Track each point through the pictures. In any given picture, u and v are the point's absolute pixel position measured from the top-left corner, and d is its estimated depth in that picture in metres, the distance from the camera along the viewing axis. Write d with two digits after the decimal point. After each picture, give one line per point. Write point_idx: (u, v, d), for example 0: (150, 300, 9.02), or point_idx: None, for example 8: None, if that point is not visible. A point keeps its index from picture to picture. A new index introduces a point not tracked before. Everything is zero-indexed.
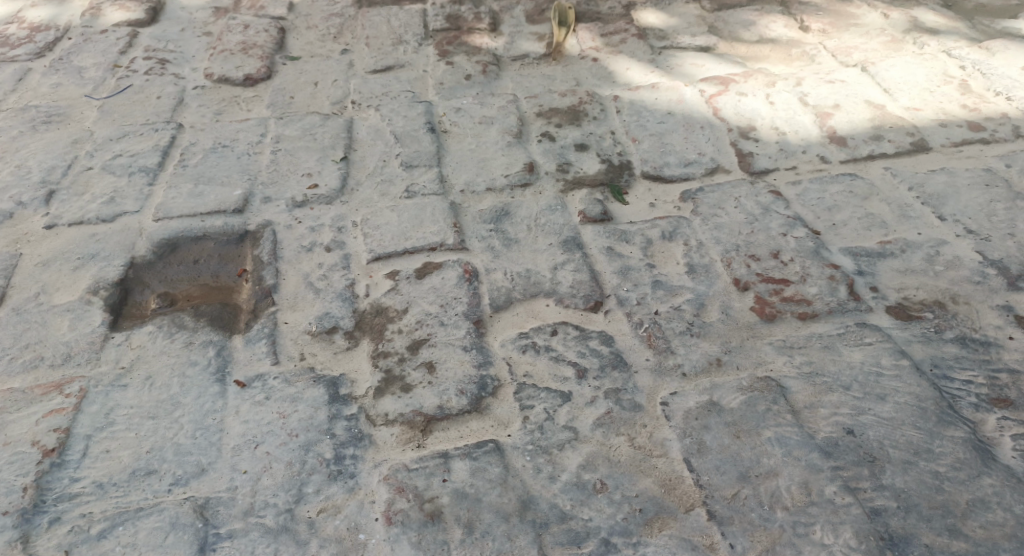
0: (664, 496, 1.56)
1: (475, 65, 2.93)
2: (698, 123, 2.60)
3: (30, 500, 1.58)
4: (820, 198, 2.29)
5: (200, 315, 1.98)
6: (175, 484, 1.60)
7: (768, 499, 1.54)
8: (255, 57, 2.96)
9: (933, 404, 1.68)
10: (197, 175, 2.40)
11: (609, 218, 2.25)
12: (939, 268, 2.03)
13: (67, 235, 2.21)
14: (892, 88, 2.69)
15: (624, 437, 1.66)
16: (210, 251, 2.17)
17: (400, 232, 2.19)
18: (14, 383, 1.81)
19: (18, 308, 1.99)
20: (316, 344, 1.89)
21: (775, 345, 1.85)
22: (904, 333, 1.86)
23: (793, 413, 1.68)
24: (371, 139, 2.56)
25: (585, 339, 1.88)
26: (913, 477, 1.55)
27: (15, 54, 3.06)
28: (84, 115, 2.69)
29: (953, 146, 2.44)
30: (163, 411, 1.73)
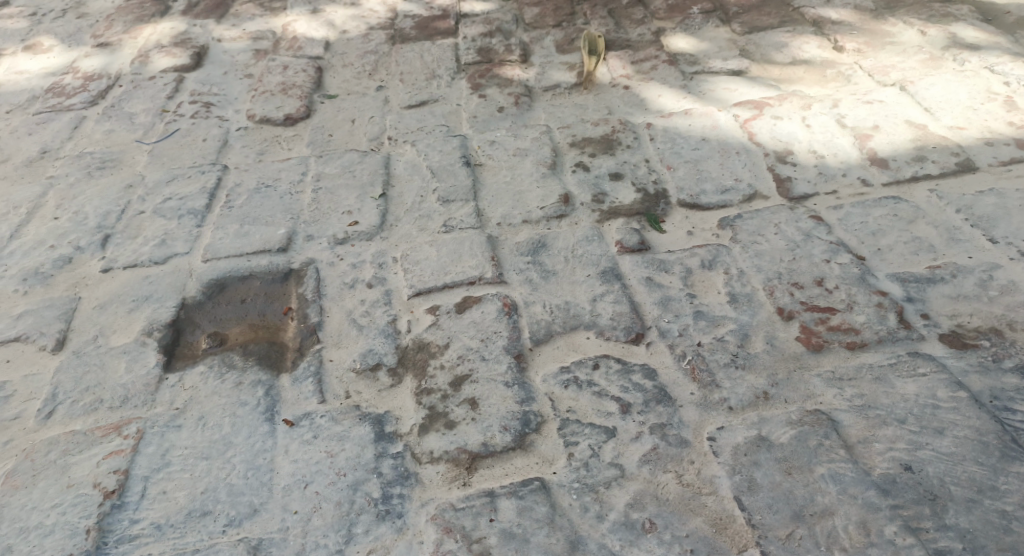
0: (716, 536, 1.52)
1: (507, 97, 2.95)
2: (734, 149, 2.58)
3: (92, 542, 1.60)
4: (864, 222, 2.25)
5: (247, 355, 2.00)
6: (229, 525, 1.61)
7: (825, 539, 1.49)
8: (294, 97, 3.02)
9: (995, 438, 1.63)
10: (243, 215, 2.44)
11: (647, 247, 2.24)
12: (994, 294, 1.97)
13: (122, 278, 2.25)
14: (933, 107, 2.64)
15: (673, 475, 1.63)
16: (256, 289, 2.19)
17: (439, 266, 2.20)
18: (76, 425, 1.84)
19: (77, 351, 2.03)
20: (360, 382, 1.89)
21: (824, 377, 1.81)
22: (959, 362, 1.81)
23: (847, 448, 1.64)
24: (408, 174, 2.59)
25: (628, 372, 1.86)
26: (978, 516, 1.49)
27: (70, 103, 3.15)
28: (135, 160, 2.76)
29: (1001, 166, 2.38)
30: (216, 451, 1.75)
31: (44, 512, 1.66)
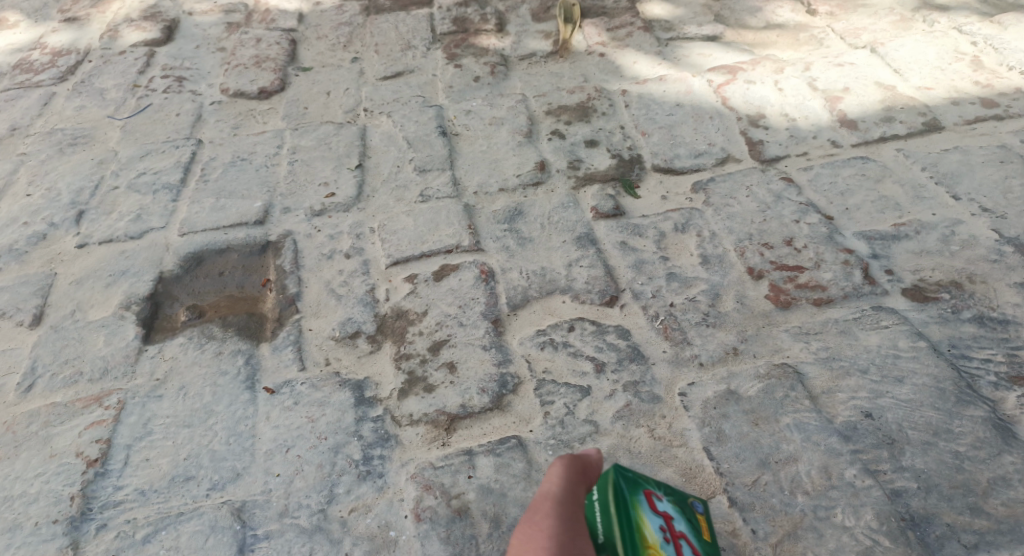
0: (685, 485, 1.59)
1: (483, 67, 2.96)
2: (707, 114, 2.62)
3: (77, 508, 1.64)
4: (833, 183, 2.30)
5: (227, 326, 2.03)
6: (212, 489, 1.65)
7: (789, 484, 1.56)
8: (268, 70, 3.01)
9: (952, 385, 1.70)
10: (219, 189, 2.46)
11: (621, 212, 2.28)
12: (955, 248, 2.04)
13: (98, 254, 2.27)
14: (902, 68, 2.69)
15: (644, 429, 1.69)
16: (234, 263, 2.22)
17: (417, 236, 2.23)
18: (57, 398, 1.88)
19: (56, 326, 2.06)
20: (340, 349, 1.93)
21: (791, 332, 1.87)
22: (921, 315, 1.88)
23: (812, 399, 1.70)
24: (384, 146, 2.61)
25: (602, 334, 1.91)
26: (933, 458, 1.57)
27: (39, 80, 3.14)
28: (108, 136, 2.76)
29: (966, 124, 2.43)
30: (198, 419, 1.79)
31: (29, 482, 1.70)
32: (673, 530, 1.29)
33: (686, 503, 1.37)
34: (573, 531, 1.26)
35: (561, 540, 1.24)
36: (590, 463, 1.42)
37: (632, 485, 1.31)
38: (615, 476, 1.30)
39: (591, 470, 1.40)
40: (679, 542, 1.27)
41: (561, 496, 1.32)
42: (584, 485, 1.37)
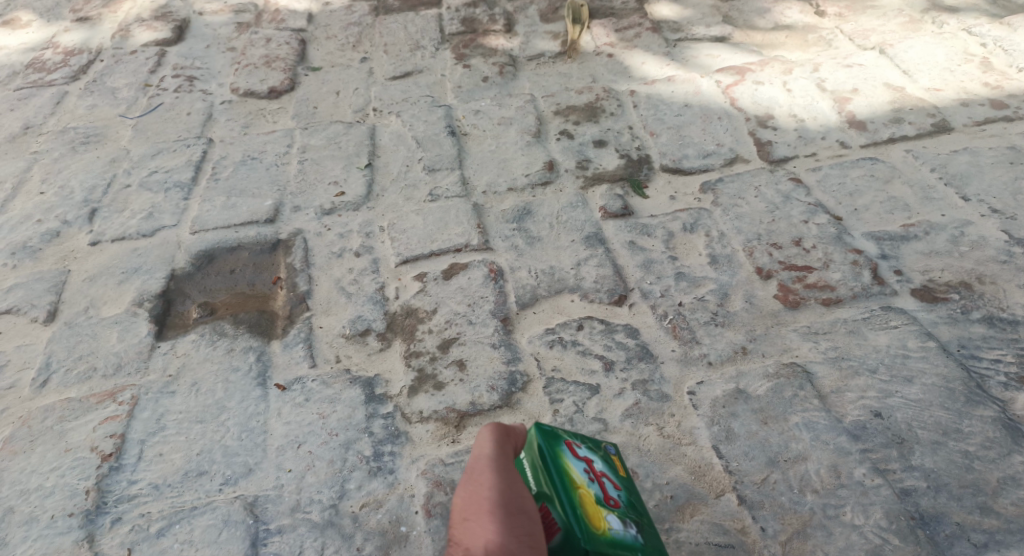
0: (694, 483, 1.59)
1: (492, 67, 2.97)
2: (716, 114, 2.63)
3: (92, 502, 1.65)
4: (842, 183, 2.30)
5: (238, 323, 2.04)
6: (225, 484, 1.66)
7: (798, 483, 1.56)
8: (278, 70, 3.03)
9: (961, 385, 1.70)
10: (230, 188, 2.47)
11: (630, 212, 2.29)
12: (965, 249, 2.04)
13: (111, 251, 2.29)
14: (911, 69, 2.69)
15: (653, 427, 1.69)
16: (245, 261, 2.23)
17: (426, 235, 2.24)
18: (71, 393, 1.89)
19: (70, 323, 2.07)
20: (350, 346, 1.94)
21: (800, 332, 1.87)
22: (930, 315, 1.88)
23: (820, 398, 1.71)
24: (393, 145, 2.62)
25: (611, 332, 1.92)
26: (942, 457, 1.57)
27: (51, 79, 3.16)
28: (120, 135, 2.78)
29: (976, 125, 2.43)
30: (210, 415, 1.80)
31: (44, 475, 1.71)
32: (596, 470, 1.39)
33: (602, 447, 1.47)
34: (513, 485, 1.30)
35: (504, 488, 1.28)
36: (514, 427, 1.45)
37: (554, 437, 1.40)
38: (536, 431, 1.38)
39: (516, 432, 1.44)
40: (602, 480, 1.37)
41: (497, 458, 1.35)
42: (511, 447, 1.41)
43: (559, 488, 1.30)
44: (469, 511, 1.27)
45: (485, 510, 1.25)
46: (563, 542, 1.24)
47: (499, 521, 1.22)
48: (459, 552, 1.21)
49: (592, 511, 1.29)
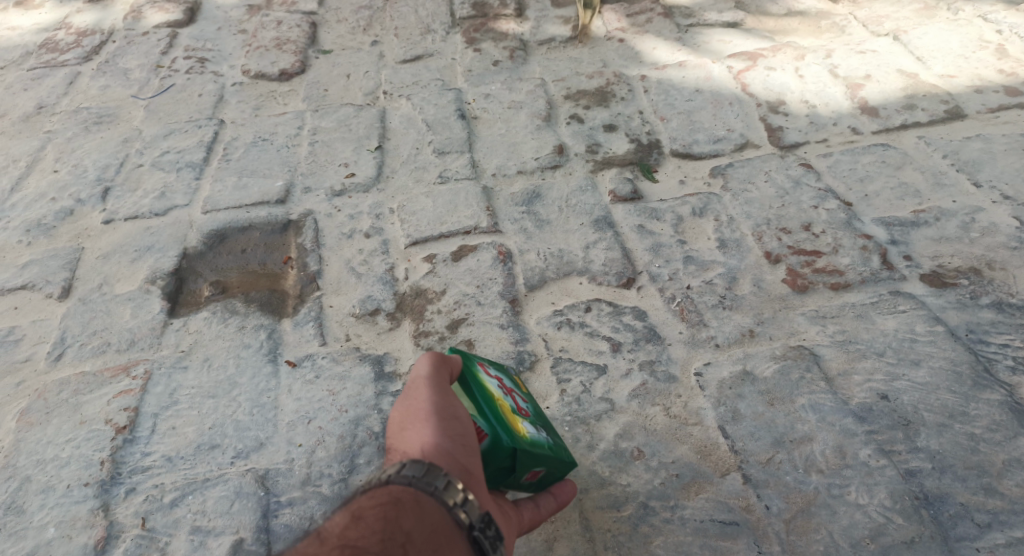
0: (700, 462, 1.59)
1: (502, 51, 2.97)
2: (727, 100, 2.62)
3: (107, 472, 1.67)
4: (852, 169, 2.30)
5: (249, 301, 2.06)
6: (237, 457, 1.68)
7: (803, 463, 1.57)
8: (289, 53, 3.04)
9: (969, 369, 1.70)
10: (241, 169, 2.49)
11: (639, 196, 2.29)
12: (975, 235, 2.03)
13: (124, 229, 2.31)
14: (924, 56, 2.67)
15: (660, 407, 1.70)
16: (256, 240, 2.25)
17: (436, 217, 2.26)
18: (85, 367, 1.92)
19: (84, 299, 2.10)
20: (360, 326, 1.96)
21: (808, 316, 1.87)
22: (939, 300, 1.88)
23: (827, 380, 1.71)
24: (403, 128, 2.63)
25: (619, 315, 1.93)
26: (948, 439, 1.57)
27: (64, 59, 3.18)
28: (132, 115, 2.80)
29: (989, 112, 2.42)
30: (222, 390, 1.83)
31: (59, 446, 1.74)
32: (504, 386, 1.44)
33: (503, 369, 1.53)
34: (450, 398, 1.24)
35: (441, 398, 1.22)
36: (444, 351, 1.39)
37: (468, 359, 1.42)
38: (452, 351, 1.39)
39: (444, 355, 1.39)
40: (512, 396, 1.43)
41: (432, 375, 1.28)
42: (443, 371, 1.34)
43: (481, 394, 1.32)
44: (405, 420, 1.18)
45: (422, 417, 1.18)
46: (491, 445, 1.26)
47: (439, 427, 1.15)
48: (396, 459, 1.13)
49: (511, 418, 1.34)
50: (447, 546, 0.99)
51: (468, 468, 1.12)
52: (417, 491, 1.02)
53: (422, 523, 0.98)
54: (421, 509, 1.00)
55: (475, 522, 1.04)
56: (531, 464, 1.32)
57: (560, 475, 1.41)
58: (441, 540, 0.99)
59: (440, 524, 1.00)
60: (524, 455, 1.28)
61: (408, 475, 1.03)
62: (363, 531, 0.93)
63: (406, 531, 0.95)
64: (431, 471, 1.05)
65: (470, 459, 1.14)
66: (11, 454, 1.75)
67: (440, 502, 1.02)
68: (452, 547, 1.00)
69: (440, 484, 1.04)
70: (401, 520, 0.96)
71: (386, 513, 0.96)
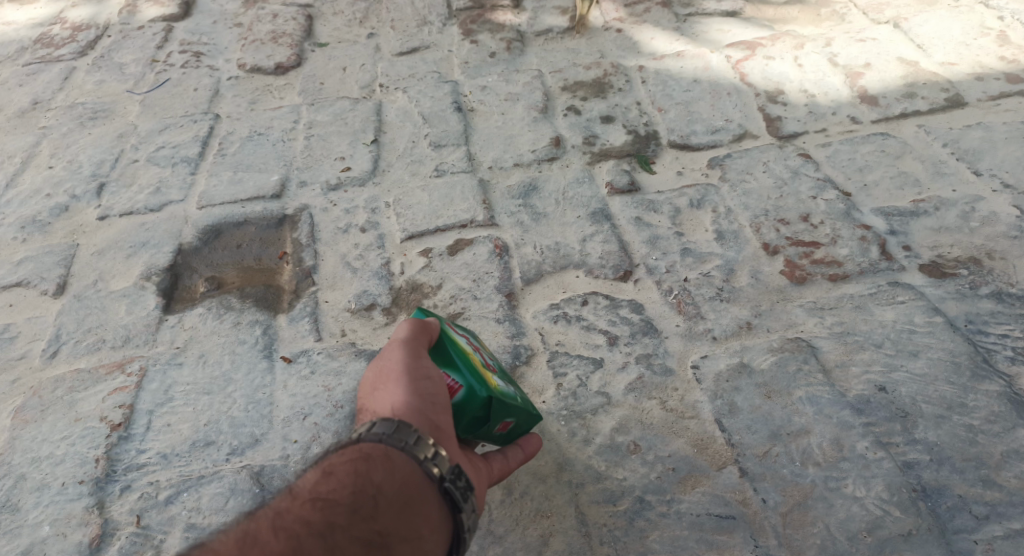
0: (696, 456, 1.59)
1: (499, 43, 2.95)
2: (725, 90, 2.60)
3: (101, 470, 1.67)
4: (851, 159, 2.28)
5: (245, 297, 2.06)
6: (232, 453, 1.68)
7: (800, 456, 1.56)
8: (285, 46, 3.03)
9: (968, 359, 1.69)
10: (236, 163, 2.48)
11: (636, 188, 2.28)
12: (975, 225, 2.02)
13: (119, 225, 2.30)
14: (925, 44, 2.65)
15: (656, 401, 1.69)
16: (252, 235, 2.24)
17: (432, 210, 2.25)
18: (80, 364, 1.92)
19: (79, 296, 2.09)
20: (356, 321, 1.95)
21: (806, 308, 1.86)
22: (938, 290, 1.86)
23: (825, 372, 1.70)
24: (399, 121, 2.61)
25: (616, 308, 1.92)
26: (946, 431, 1.57)
27: (60, 54, 3.17)
28: (128, 110, 2.79)
29: (990, 100, 2.40)
30: (217, 387, 1.82)
31: (54, 444, 1.74)
32: (472, 343, 1.48)
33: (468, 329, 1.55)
34: (419, 356, 1.30)
35: (412, 358, 1.29)
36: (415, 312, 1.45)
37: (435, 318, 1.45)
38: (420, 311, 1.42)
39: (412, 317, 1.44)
40: (480, 352, 1.47)
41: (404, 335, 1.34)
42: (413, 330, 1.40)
43: (454, 349, 1.35)
44: (376, 381, 1.26)
45: (391, 376, 1.25)
46: (465, 397, 1.30)
47: (408, 385, 1.23)
48: (368, 418, 1.21)
49: (483, 371, 1.37)
50: (417, 497, 1.09)
51: (438, 420, 1.20)
52: (388, 446, 1.11)
53: (392, 476, 1.09)
54: (391, 463, 1.09)
55: (445, 474, 1.12)
56: (503, 416, 1.35)
57: (526, 427, 1.44)
58: (410, 491, 1.09)
59: (410, 477, 1.09)
60: (498, 406, 1.32)
61: (379, 431, 1.12)
62: (333, 486, 1.07)
63: (374, 484, 1.07)
64: (402, 428, 1.13)
65: (438, 411, 1.21)
66: (7, 451, 1.75)
67: (411, 456, 1.11)
68: (422, 497, 1.09)
69: (412, 440, 1.12)
70: (369, 475, 1.08)
71: (356, 468, 1.08)
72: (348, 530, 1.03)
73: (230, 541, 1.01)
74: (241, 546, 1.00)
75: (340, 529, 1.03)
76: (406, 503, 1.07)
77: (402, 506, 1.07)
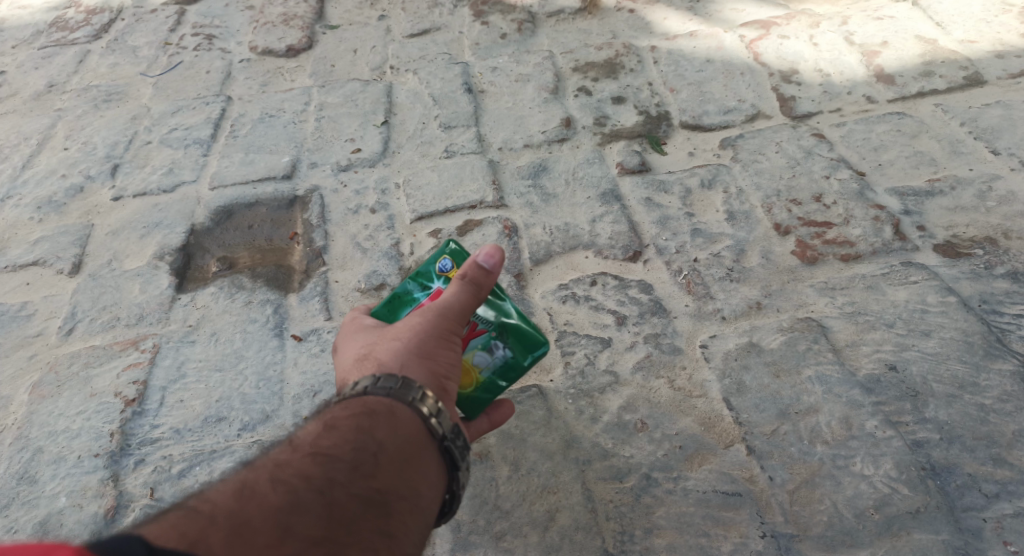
0: (704, 434, 1.58)
1: (511, 24, 2.94)
2: (739, 70, 2.57)
3: (116, 444, 1.69)
4: (866, 139, 2.25)
5: (256, 277, 2.07)
6: (243, 429, 1.69)
7: (809, 434, 1.55)
8: (296, 29, 3.03)
9: (981, 339, 1.67)
10: (247, 145, 2.49)
11: (647, 168, 2.26)
12: (992, 204, 1.99)
13: (133, 206, 2.32)
14: (944, 22, 2.61)
15: (664, 380, 1.69)
16: (263, 216, 2.25)
17: (441, 191, 2.25)
18: (95, 341, 1.94)
19: (94, 275, 2.12)
20: (365, 300, 1.96)
21: (817, 288, 1.85)
22: (952, 270, 1.84)
23: (835, 351, 1.69)
24: (410, 103, 2.61)
25: (625, 288, 1.91)
26: (957, 410, 1.55)
27: (75, 37, 3.19)
28: (141, 92, 2.81)
29: (1009, 78, 2.36)
30: (228, 364, 1.84)
31: (70, 419, 1.76)
32: None
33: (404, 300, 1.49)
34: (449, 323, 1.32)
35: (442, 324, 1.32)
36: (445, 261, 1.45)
37: None
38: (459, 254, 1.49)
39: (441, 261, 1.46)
40: None
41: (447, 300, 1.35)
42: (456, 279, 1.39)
43: None
44: (399, 332, 1.28)
45: (414, 333, 1.28)
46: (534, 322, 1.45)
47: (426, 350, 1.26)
48: (375, 365, 1.23)
49: None
50: (417, 453, 1.14)
51: (444, 383, 1.25)
52: (393, 402, 1.16)
53: (394, 432, 1.13)
54: (395, 419, 1.14)
55: (447, 433, 1.18)
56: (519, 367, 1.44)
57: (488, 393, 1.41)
58: (411, 447, 1.13)
59: (413, 433, 1.15)
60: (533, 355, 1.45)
61: (387, 386, 1.17)
62: (336, 440, 1.09)
63: (378, 440, 1.11)
64: (408, 383, 1.19)
65: (448, 378, 1.26)
66: (24, 425, 1.78)
67: (416, 412, 1.16)
68: (423, 454, 1.15)
69: (416, 396, 1.18)
70: (374, 430, 1.12)
71: (360, 424, 1.12)
72: (351, 485, 1.05)
73: (228, 493, 1.01)
74: (239, 497, 1.00)
75: (342, 484, 1.04)
76: (407, 458, 1.12)
77: (404, 462, 1.12)
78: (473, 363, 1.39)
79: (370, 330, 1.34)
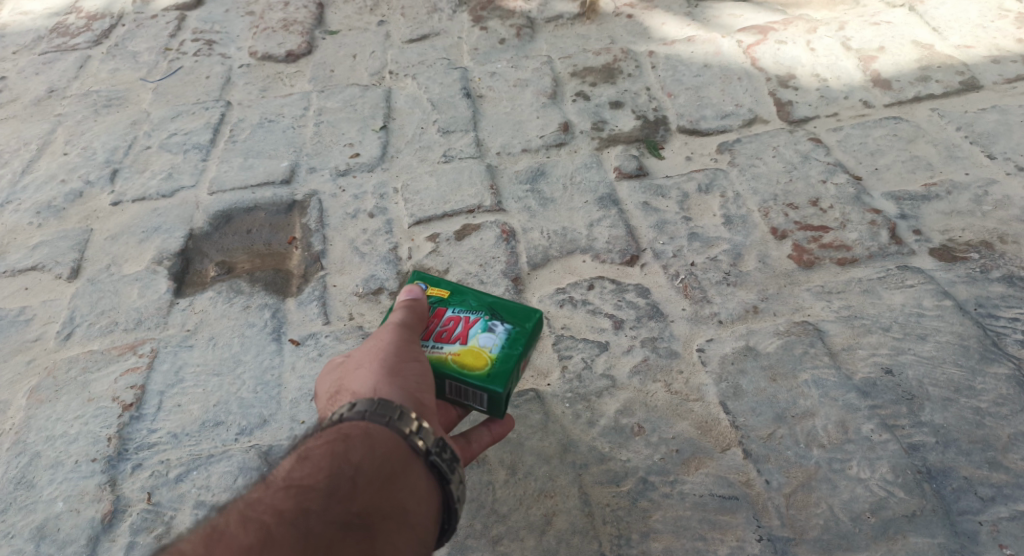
0: (701, 438, 1.59)
1: (509, 29, 2.95)
2: (736, 75, 2.58)
3: (114, 448, 1.70)
4: (863, 143, 2.26)
5: (254, 281, 2.08)
6: (241, 433, 1.70)
7: (805, 438, 1.56)
8: (296, 34, 3.04)
9: (976, 342, 1.68)
10: (246, 150, 2.50)
11: (644, 173, 2.27)
12: (988, 208, 2.00)
13: (132, 211, 2.33)
14: (941, 27, 2.62)
15: (661, 384, 1.70)
16: (261, 221, 2.26)
17: (440, 196, 2.25)
18: (94, 346, 1.95)
19: (92, 280, 2.12)
20: (363, 304, 1.96)
21: (813, 292, 1.85)
22: (948, 274, 1.85)
23: (831, 355, 1.70)
24: (408, 108, 2.62)
25: (622, 292, 1.92)
26: (953, 413, 1.56)
27: (75, 43, 3.20)
28: (141, 98, 2.82)
29: (1006, 83, 2.37)
30: (226, 368, 1.84)
31: (68, 423, 1.77)
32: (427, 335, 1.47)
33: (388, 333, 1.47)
34: (410, 339, 1.35)
35: (403, 341, 1.33)
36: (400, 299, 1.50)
37: None
38: None
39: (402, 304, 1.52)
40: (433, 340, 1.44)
41: (402, 320, 1.38)
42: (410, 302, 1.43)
43: None
44: (362, 360, 1.30)
45: (377, 357, 1.29)
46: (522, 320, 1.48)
47: (392, 366, 1.27)
48: (347, 397, 1.24)
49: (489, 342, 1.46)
50: (398, 471, 1.14)
51: (420, 397, 1.24)
52: (369, 423, 1.16)
53: (371, 453, 1.14)
54: (372, 440, 1.15)
55: (430, 448, 1.17)
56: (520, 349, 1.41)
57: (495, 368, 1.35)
58: (391, 466, 1.14)
59: (392, 451, 1.15)
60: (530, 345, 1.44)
61: (361, 410, 1.18)
62: (309, 470, 1.11)
63: (353, 464, 1.12)
64: (384, 404, 1.19)
65: (423, 392, 1.25)
66: (22, 430, 1.78)
67: (395, 431, 1.16)
68: (405, 472, 1.15)
69: (395, 416, 1.18)
70: (348, 454, 1.13)
71: (334, 449, 1.13)
72: (326, 512, 1.07)
73: (198, 538, 1.06)
74: (209, 541, 1.06)
75: (316, 513, 1.07)
76: (386, 477, 1.13)
77: (384, 482, 1.13)
78: (479, 344, 1.37)
79: (336, 367, 1.35)
